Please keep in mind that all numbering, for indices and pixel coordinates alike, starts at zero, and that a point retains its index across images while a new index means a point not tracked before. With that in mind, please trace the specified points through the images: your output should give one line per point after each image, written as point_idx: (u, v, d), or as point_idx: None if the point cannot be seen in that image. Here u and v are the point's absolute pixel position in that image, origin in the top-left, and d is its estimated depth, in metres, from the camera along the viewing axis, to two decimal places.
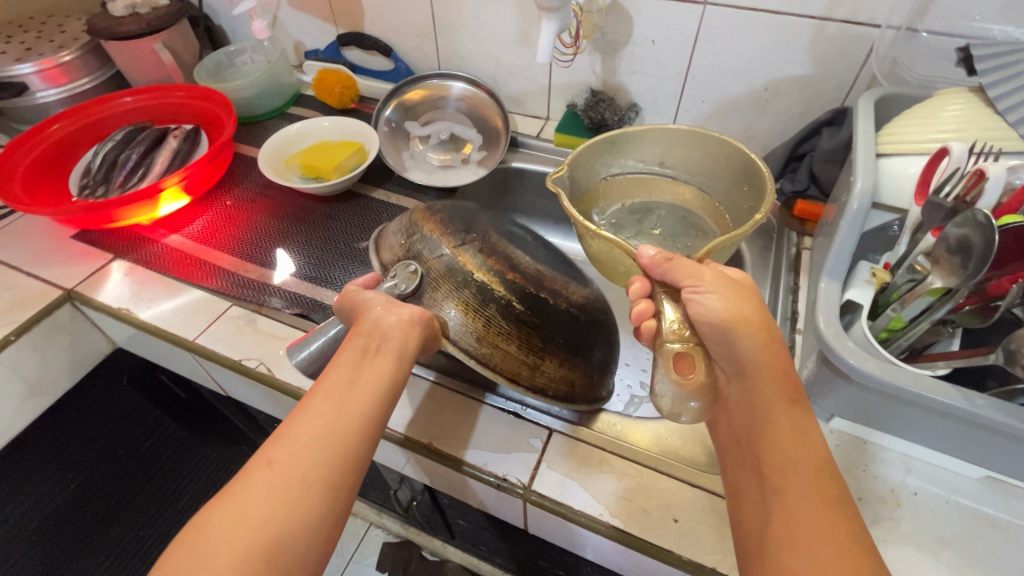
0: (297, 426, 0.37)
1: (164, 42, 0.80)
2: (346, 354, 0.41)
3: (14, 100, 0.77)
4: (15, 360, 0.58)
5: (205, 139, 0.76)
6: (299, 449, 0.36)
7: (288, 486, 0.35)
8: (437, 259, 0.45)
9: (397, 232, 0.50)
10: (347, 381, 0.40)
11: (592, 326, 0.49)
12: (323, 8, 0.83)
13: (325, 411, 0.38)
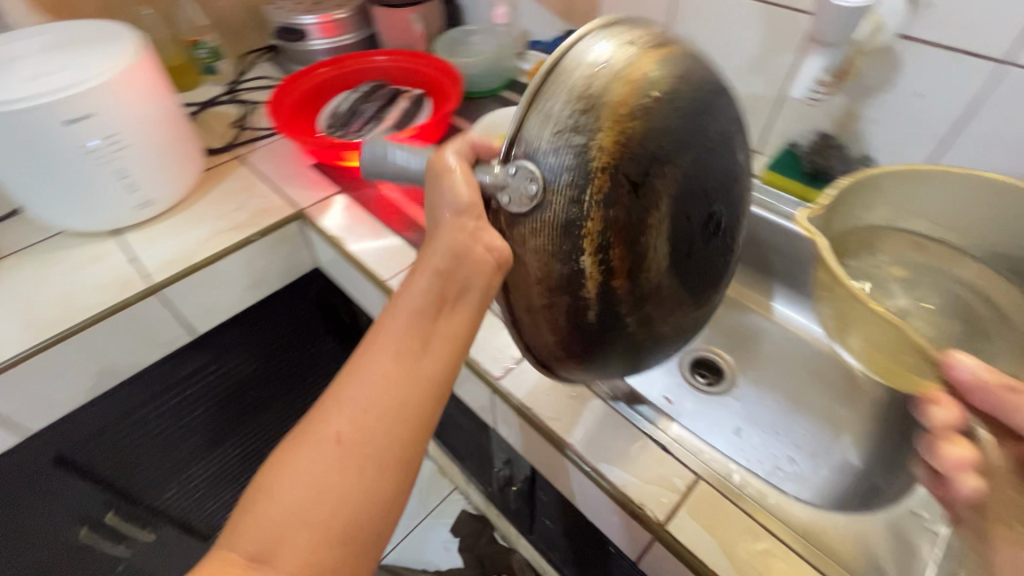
0: (357, 392, 0.33)
1: (418, 15, 0.89)
2: (406, 304, 0.36)
3: (295, 44, 0.92)
4: (252, 255, 0.70)
5: (429, 105, 0.84)
6: (366, 412, 0.32)
7: (361, 464, 0.31)
8: (558, 197, 0.35)
9: (566, 98, 0.35)
10: (411, 340, 0.35)
11: (667, 337, 0.43)
12: (560, 3, 0.86)
13: (389, 375, 0.33)
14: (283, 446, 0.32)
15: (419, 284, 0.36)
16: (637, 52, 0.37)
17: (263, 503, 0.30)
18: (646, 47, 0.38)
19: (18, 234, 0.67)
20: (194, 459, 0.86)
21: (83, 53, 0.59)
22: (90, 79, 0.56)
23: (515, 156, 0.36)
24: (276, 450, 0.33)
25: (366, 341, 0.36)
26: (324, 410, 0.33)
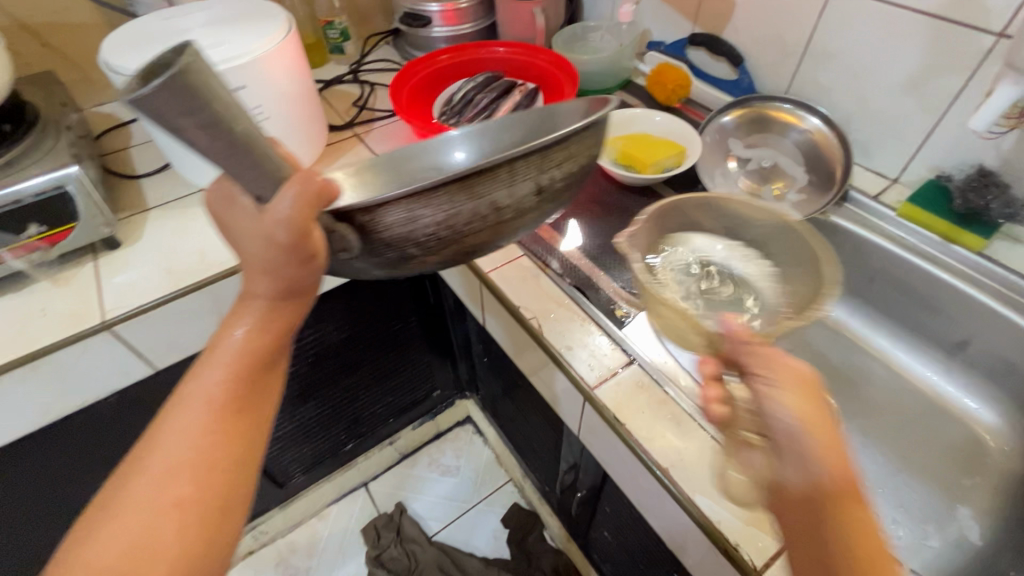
0: (165, 450, 0.38)
1: (541, 8, 0.89)
2: (211, 363, 0.40)
3: (418, 30, 0.94)
4: None
5: (540, 101, 0.83)
6: (184, 469, 0.38)
7: (191, 513, 0.37)
8: (361, 257, 0.45)
9: (427, 221, 0.43)
10: (227, 401, 0.40)
11: None
12: (690, 4, 0.82)
13: (199, 434, 0.39)
14: (99, 513, 0.37)
15: (224, 347, 0.40)
16: (525, 202, 0.46)
17: (77, 562, 0.35)
18: (529, 202, 0.47)
19: (164, 189, 0.74)
20: (284, 410, 0.92)
21: (242, 28, 0.63)
22: (243, 53, 0.60)
23: (363, 219, 0.41)
24: (92, 514, 0.37)
25: (173, 397, 0.40)
26: (137, 472, 0.37)
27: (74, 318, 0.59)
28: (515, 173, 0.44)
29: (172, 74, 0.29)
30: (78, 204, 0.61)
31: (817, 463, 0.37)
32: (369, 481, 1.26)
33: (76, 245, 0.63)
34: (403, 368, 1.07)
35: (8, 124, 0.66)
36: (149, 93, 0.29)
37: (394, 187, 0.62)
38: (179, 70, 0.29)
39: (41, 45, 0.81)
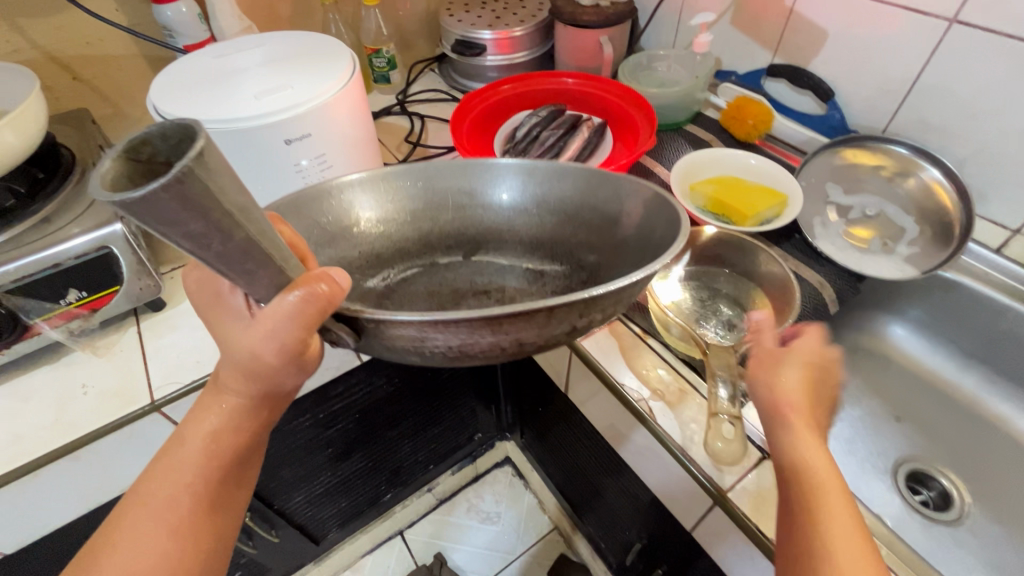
0: (118, 561, 0.34)
1: (607, 37, 0.83)
2: (175, 461, 0.37)
3: (470, 59, 0.88)
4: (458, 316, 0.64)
5: (610, 138, 0.77)
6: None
7: None
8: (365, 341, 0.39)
9: (438, 343, 0.37)
10: (196, 500, 0.37)
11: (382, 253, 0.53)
12: (772, 33, 0.76)
13: (162, 540, 0.35)
14: None
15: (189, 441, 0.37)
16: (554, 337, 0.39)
17: None
18: (562, 337, 0.39)
19: None
20: (326, 468, 0.85)
21: (303, 68, 0.57)
22: (306, 99, 0.53)
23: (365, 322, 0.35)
24: None
25: (129, 496, 0.37)
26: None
27: (119, 398, 0.52)
28: (553, 316, 0.36)
29: (167, 181, 0.22)
30: (123, 265, 0.54)
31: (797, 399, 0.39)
32: (405, 528, 1.18)
33: (119, 310, 0.56)
34: (447, 414, 1.00)
35: (41, 173, 0.59)
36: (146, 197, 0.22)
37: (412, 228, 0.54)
38: (180, 175, 0.22)
39: (72, 79, 0.74)
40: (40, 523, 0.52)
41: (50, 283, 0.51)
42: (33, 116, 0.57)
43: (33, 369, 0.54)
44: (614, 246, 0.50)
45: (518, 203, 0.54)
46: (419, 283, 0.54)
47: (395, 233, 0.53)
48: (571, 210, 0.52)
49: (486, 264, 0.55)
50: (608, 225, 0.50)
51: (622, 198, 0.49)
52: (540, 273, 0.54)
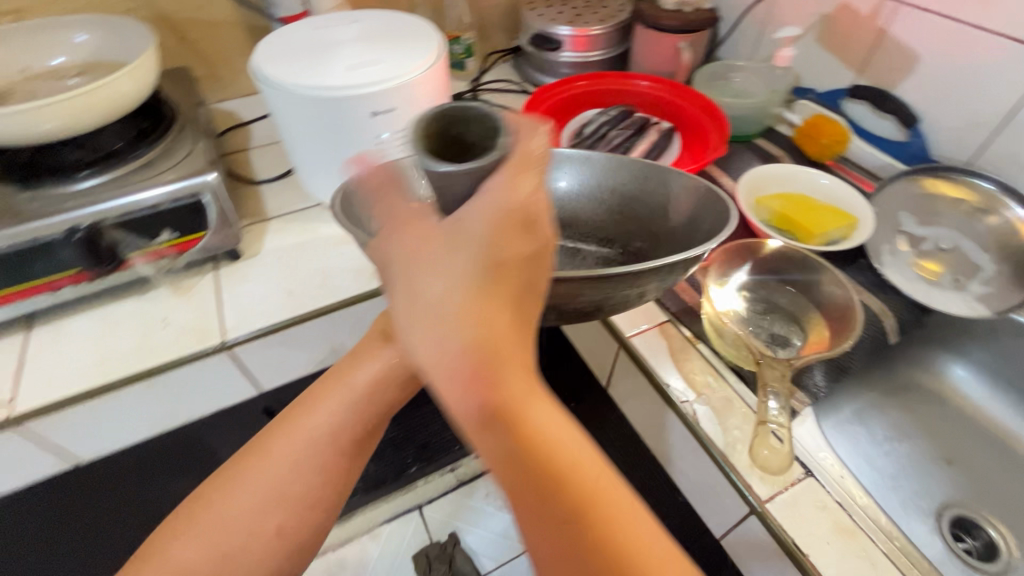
0: (267, 474, 0.38)
1: (686, 44, 0.83)
2: (337, 399, 0.39)
3: (544, 54, 0.90)
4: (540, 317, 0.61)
5: (677, 143, 0.77)
6: (275, 496, 0.38)
7: (280, 540, 0.38)
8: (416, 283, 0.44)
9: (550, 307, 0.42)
10: (343, 442, 0.39)
11: None
12: (858, 54, 0.74)
13: (306, 470, 0.39)
14: (191, 507, 0.38)
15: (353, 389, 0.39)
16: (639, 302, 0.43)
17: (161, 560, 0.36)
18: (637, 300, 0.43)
19: (284, 198, 0.71)
20: None
21: (394, 45, 0.60)
22: (392, 76, 0.56)
23: None
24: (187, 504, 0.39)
25: (291, 416, 0.40)
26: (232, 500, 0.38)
27: (196, 333, 0.56)
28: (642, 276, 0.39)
29: (482, 166, 0.30)
30: (211, 213, 0.59)
31: (473, 280, 0.28)
32: (424, 504, 1.20)
33: (201, 254, 0.61)
34: None
35: (147, 122, 0.65)
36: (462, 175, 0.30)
37: None
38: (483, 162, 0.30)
39: (179, 40, 0.81)
40: (116, 437, 0.57)
41: (147, 222, 0.56)
42: (147, 69, 0.62)
43: (123, 300, 0.59)
44: (661, 233, 0.51)
45: (571, 188, 0.54)
46: None
47: None
48: (620, 196, 0.54)
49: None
50: (655, 214, 0.52)
51: (674, 189, 0.51)
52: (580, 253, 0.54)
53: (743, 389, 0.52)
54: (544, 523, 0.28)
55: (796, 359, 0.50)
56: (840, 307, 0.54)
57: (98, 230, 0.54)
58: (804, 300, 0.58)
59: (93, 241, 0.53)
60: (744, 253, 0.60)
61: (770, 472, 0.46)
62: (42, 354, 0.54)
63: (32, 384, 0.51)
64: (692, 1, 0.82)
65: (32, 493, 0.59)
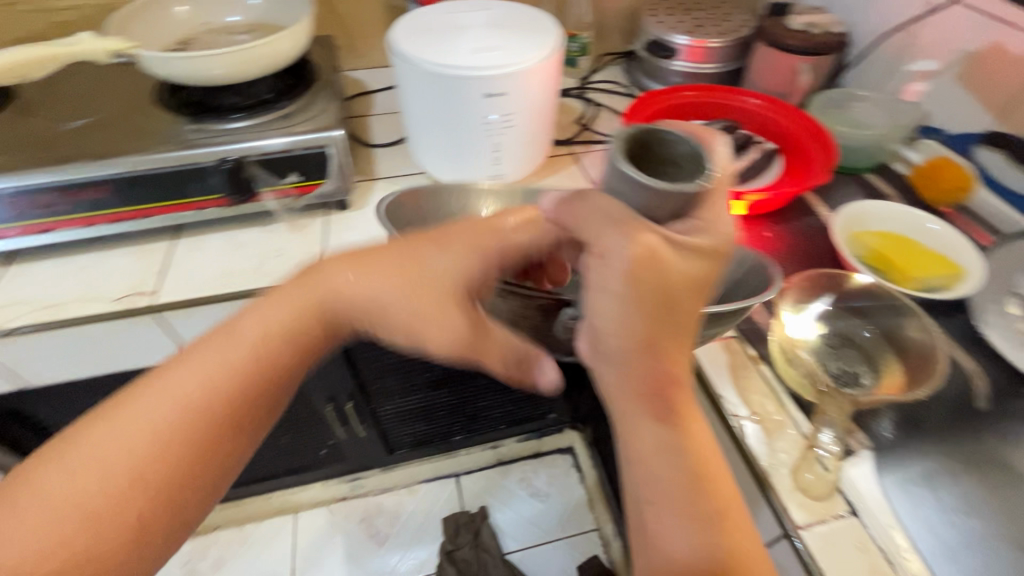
0: (127, 428, 0.36)
1: (807, 66, 0.80)
2: (211, 349, 0.39)
3: (657, 61, 0.91)
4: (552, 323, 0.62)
5: (777, 166, 0.75)
6: (131, 449, 0.36)
7: (138, 498, 0.36)
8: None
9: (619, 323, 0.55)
10: (214, 396, 0.38)
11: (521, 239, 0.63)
12: (1001, 97, 0.69)
13: (167, 422, 0.37)
14: (38, 468, 0.36)
15: (245, 332, 0.40)
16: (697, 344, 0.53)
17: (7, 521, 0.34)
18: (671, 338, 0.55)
19: (393, 163, 0.79)
20: (419, 390, 0.96)
21: (517, 35, 0.64)
22: (516, 63, 0.61)
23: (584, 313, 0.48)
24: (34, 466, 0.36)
25: (157, 371, 0.39)
26: (106, 435, 0.36)
27: (300, 266, 0.64)
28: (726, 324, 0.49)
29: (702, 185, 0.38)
30: (331, 165, 0.66)
31: (663, 299, 0.37)
32: (462, 473, 1.26)
33: (318, 199, 0.69)
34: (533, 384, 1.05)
35: (292, 79, 0.74)
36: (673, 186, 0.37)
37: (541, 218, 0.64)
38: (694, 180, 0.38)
39: (329, 12, 0.91)
40: None
41: (279, 163, 0.65)
42: (301, 33, 0.71)
43: (247, 228, 0.68)
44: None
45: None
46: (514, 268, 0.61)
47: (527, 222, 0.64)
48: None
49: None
50: None
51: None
52: None
53: (799, 416, 0.51)
54: (682, 510, 0.35)
55: (862, 396, 0.49)
56: (922, 354, 0.53)
57: (242, 164, 0.63)
58: (883, 341, 0.56)
59: (237, 171, 0.63)
60: (827, 283, 0.59)
61: (810, 500, 0.46)
62: (181, 261, 0.64)
63: (171, 283, 0.61)
64: (822, 23, 0.79)
65: None
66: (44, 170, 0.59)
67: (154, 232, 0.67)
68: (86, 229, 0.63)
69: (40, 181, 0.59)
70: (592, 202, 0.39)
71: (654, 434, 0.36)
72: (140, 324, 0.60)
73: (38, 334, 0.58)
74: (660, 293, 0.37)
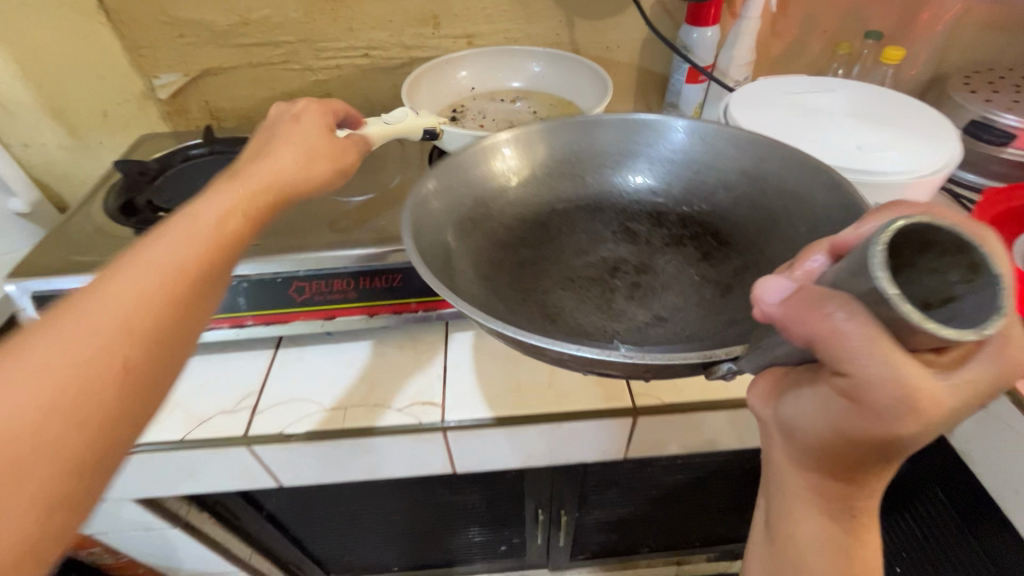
0: (120, 284, 0.30)
1: None
2: (191, 214, 0.36)
3: (976, 146, 0.74)
4: (577, 326, 0.45)
5: None
6: (117, 299, 0.30)
7: (138, 338, 0.29)
8: (429, 236, 0.44)
9: (646, 316, 0.46)
10: (195, 258, 0.34)
11: (540, 230, 0.52)
12: None
13: (155, 278, 0.31)
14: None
15: (199, 222, 0.36)
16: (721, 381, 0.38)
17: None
18: (682, 300, 0.47)
19: None
20: (639, 502, 0.81)
21: (903, 134, 0.51)
22: (911, 169, 0.47)
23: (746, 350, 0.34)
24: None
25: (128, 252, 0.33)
26: (69, 306, 0.29)
27: (603, 390, 0.53)
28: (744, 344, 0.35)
29: (1004, 320, 0.22)
30: None
31: (858, 434, 0.28)
32: None
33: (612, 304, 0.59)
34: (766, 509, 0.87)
35: None
36: (955, 336, 0.22)
37: (559, 192, 0.53)
38: (1002, 309, 0.22)
39: None
40: (488, 463, 0.56)
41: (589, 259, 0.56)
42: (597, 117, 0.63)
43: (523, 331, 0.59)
44: (765, 228, 0.48)
45: (659, 192, 0.53)
46: (534, 273, 0.48)
47: (533, 193, 0.53)
48: (706, 183, 0.52)
49: (598, 245, 0.51)
50: (725, 237, 0.50)
51: (757, 169, 0.50)
52: (624, 262, 0.50)
53: None
54: None
55: None
56: None
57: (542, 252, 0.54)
58: None
59: None
60: None
61: None
62: (474, 370, 0.55)
63: (459, 393, 0.53)
64: None
65: (393, 481, 0.60)
66: (340, 254, 0.53)
67: (432, 324, 0.58)
68: (368, 319, 0.56)
69: (336, 267, 0.53)
70: (850, 324, 0.25)
71: (822, 515, 0.34)
72: (428, 440, 0.52)
73: (317, 444, 0.51)
74: (915, 441, 0.27)
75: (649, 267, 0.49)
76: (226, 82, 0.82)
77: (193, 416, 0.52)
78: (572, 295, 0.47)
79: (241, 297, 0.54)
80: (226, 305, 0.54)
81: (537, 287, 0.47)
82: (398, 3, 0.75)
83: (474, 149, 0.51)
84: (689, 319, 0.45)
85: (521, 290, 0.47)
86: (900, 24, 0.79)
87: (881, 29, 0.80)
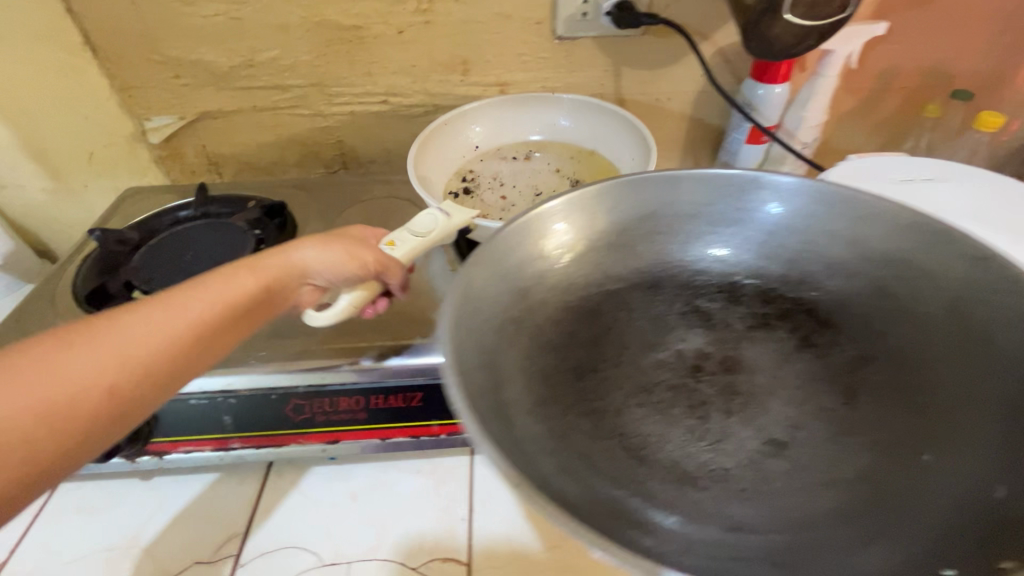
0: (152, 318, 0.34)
1: None
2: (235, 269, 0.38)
3: None
4: (676, 458, 0.34)
5: None
6: (141, 331, 0.33)
7: (137, 370, 0.32)
8: (470, 355, 0.33)
9: (751, 437, 0.35)
10: (220, 316, 0.36)
11: (600, 321, 0.40)
12: None
13: (178, 324, 0.34)
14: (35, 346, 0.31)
15: (242, 282, 0.38)
16: None
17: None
18: (801, 415, 0.36)
19: None
20: None
21: None
22: None
23: None
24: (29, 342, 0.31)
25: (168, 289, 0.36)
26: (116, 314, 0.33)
27: None
28: None
29: None
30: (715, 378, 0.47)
31: None
32: None
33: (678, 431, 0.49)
34: None
35: None
36: None
37: (621, 266, 0.42)
38: None
39: None
40: None
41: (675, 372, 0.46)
42: None
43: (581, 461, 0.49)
44: (892, 317, 0.38)
45: (740, 262, 0.43)
46: (604, 383, 0.37)
47: (590, 271, 0.41)
48: (805, 257, 0.42)
49: (669, 334, 0.40)
50: (854, 326, 0.39)
51: (874, 238, 0.40)
52: (709, 357, 0.39)
53: None
54: None
55: None
56: None
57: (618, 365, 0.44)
58: None
59: None
60: None
61: None
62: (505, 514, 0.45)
63: (486, 548, 0.43)
64: None
65: None
66: (348, 370, 0.43)
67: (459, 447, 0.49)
68: (381, 445, 0.46)
69: (343, 383, 0.44)
70: None
71: None
72: None
73: None
74: None
75: (737, 363, 0.39)
76: (225, 125, 0.72)
77: (161, 568, 0.42)
78: (657, 418, 0.36)
79: (225, 415, 0.44)
80: (205, 423, 0.44)
81: (609, 406, 0.36)
82: (424, 46, 0.66)
83: (519, 224, 0.39)
84: (813, 445, 0.35)
85: (593, 413, 0.35)
86: (988, 85, 0.70)
87: (969, 87, 0.70)
